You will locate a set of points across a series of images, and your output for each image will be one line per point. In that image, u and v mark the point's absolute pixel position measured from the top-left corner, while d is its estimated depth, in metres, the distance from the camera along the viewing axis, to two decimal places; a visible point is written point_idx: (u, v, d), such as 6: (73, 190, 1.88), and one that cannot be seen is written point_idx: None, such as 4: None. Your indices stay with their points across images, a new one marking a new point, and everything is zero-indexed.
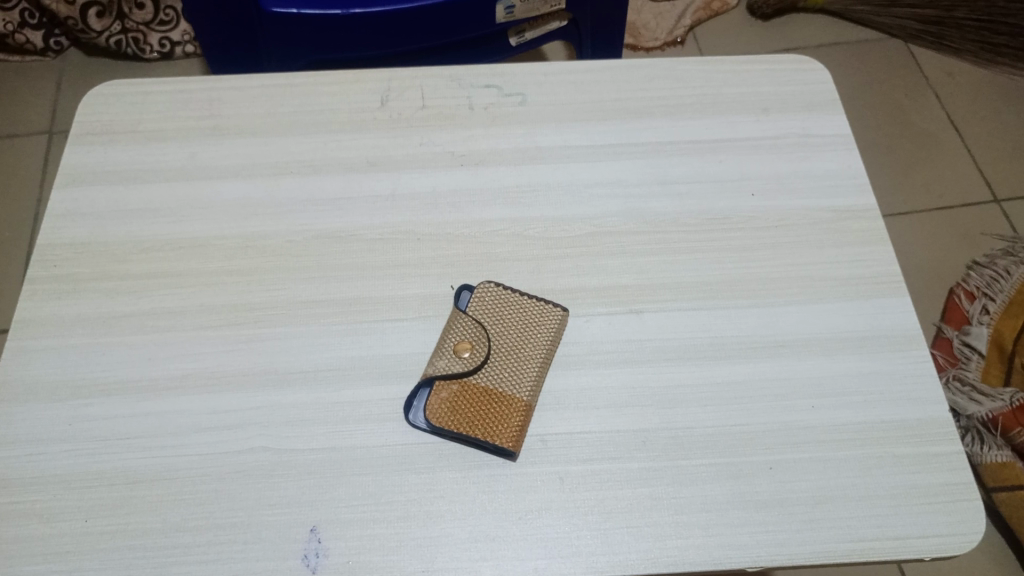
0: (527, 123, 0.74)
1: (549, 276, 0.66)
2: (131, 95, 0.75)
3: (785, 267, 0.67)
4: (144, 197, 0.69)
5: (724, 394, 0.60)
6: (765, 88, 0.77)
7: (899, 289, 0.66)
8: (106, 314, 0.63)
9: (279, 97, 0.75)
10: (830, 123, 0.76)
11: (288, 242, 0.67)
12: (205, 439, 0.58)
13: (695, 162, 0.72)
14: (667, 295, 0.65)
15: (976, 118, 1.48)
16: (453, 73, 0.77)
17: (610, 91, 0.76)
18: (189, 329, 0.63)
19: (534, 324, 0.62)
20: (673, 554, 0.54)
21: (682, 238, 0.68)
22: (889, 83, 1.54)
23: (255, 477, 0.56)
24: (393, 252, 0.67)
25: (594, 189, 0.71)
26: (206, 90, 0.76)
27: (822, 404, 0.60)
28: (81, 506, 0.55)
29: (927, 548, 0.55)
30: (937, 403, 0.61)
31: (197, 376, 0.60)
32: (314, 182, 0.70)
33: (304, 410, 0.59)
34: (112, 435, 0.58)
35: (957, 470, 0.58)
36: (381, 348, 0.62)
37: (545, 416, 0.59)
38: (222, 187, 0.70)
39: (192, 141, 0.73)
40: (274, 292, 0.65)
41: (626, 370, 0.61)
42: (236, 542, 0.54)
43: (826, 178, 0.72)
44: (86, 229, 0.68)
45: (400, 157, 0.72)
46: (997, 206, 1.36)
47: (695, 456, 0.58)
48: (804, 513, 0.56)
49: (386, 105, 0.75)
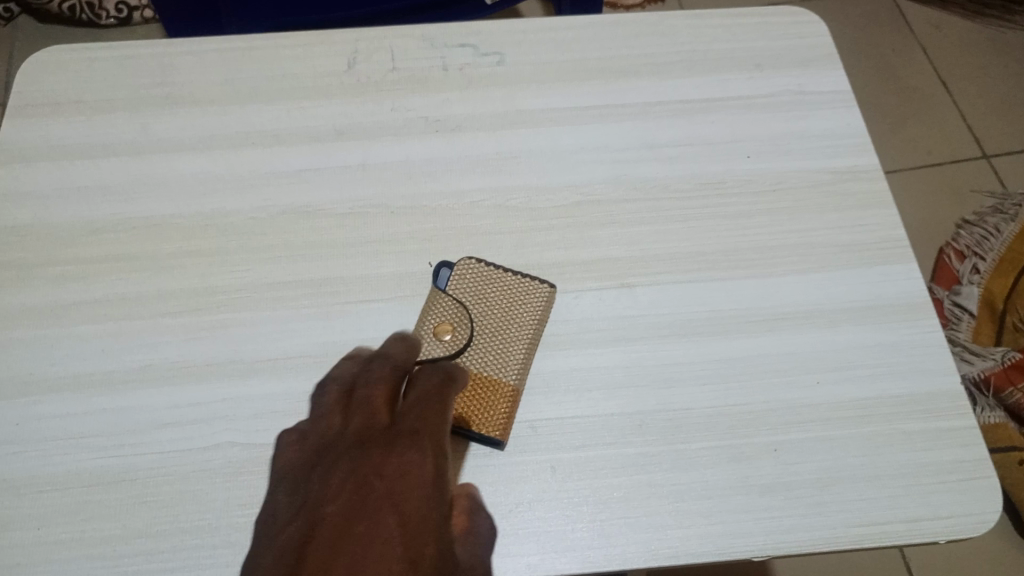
0: (505, 84, 0.69)
1: (533, 250, 0.61)
2: (76, 63, 0.70)
3: (784, 233, 0.63)
4: (93, 174, 0.64)
5: (724, 372, 0.57)
6: (758, 42, 0.73)
7: (905, 255, 0.62)
8: (54, 304, 0.58)
9: (237, 62, 0.70)
10: (826, 78, 0.71)
11: (251, 219, 0.62)
12: (166, 436, 0.53)
13: (685, 123, 0.68)
14: (660, 267, 0.61)
15: (965, 69, 1.44)
16: (425, 33, 0.72)
17: (593, 49, 0.72)
18: (146, 317, 0.58)
19: (520, 303, 0.57)
20: (674, 546, 0.51)
21: (674, 205, 0.64)
22: (876, 38, 1.49)
23: (222, 475, 0.52)
24: (365, 228, 0.62)
25: (580, 155, 0.66)
26: (158, 57, 0.70)
27: (827, 380, 0.56)
28: (33, 514, 0.51)
29: (941, 530, 0.52)
30: (947, 375, 0.57)
31: (156, 368, 0.56)
32: (278, 153, 0.65)
33: (274, 402, 0.55)
34: (65, 435, 0.53)
35: (970, 445, 0.54)
36: (356, 332, 0.57)
37: (533, 399, 0.55)
38: (179, 162, 0.65)
39: (145, 113, 0.67)
40: (237, 275, 0.60)
41: (618, 349, 0.57)
42: (204, 547, 0.50)
43: (825, 138, 0.68)
44: (30, 211, 0.62)
45: (371, 125, 0.67)
46: (985, 160, 1.33)
47: (696, 440, 0.54)
48: (811, 496, 0.52)
49: (353, 69, 0.70)
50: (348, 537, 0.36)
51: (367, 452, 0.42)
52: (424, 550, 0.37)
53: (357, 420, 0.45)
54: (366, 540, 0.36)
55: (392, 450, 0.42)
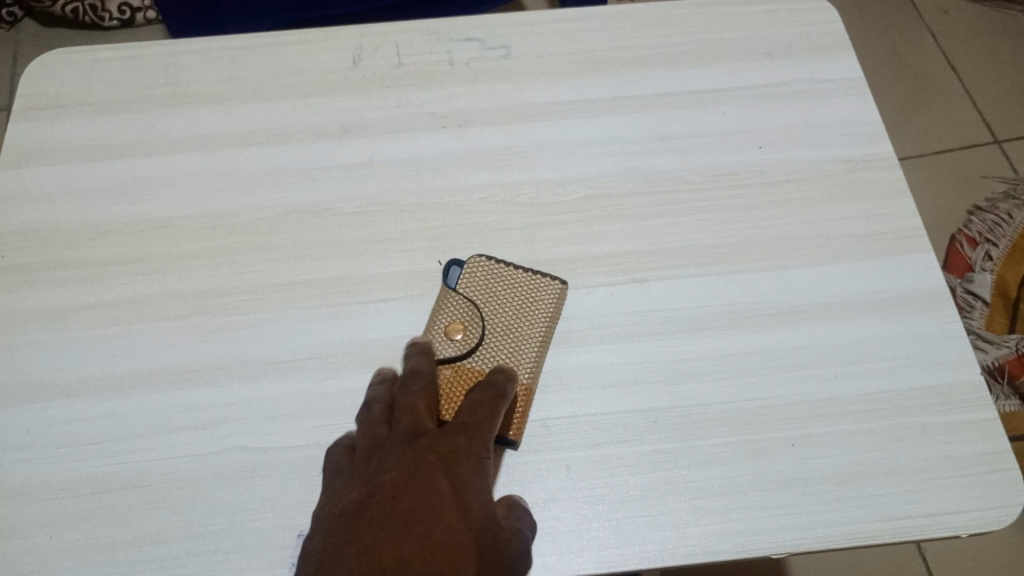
0: (512, 78, 0.69)
1: (543, 246, 0.61)
2: (79, 64, 0.69)
3: (797, 225, 0.62)
4: (98, 176, 0.63)
5: (740, 367, 0.56)
6: (769, 30, 0.72)
7: (922, 244, 0.61)
8: (60, 307, 0.58)
9: (241, 60, 0.69)
10: (838, 65, 0.70)
11: (258, 219, 0.62)
12: (177, 440, 0.53)
13: (695, 114, 0.67)
14: (672, 261, 0.60)
15: (974, 53, 1.42)
16: (430, 28, 0.71)
17: (601, 40, 0.71)
18: (154, 320, 0.57)
19: (531, 300, 0.57)
20: (692, 544, 0.50)
21: (685, 198, 0.63)
22: (884, 24, 1.48)
23: (233, 479, 0.51)
24: (373, 227, 0.61)
25: (589, 148, 0.65)
26: (161, 56, 0.69)
27: (844, 372, 0.56)
28: (44, 521, 0.50)
29: (964, 524, 0.51)
30: (967, 366, 0.56)
31: (165, 371, 0.55)
32: (284, 152, 0.65)
33: (285, 404, 0.54)
34: (75, 440, 0.53)
35: (992, 438, 0.53)
36: (366, 331, 0.57)
37: (547, 398, 0.54)
38: (184, 162, 0.64)
39: (149, 113, 0.66)
40: (246, 276, 0.59)
41: (632, 345, 0.57)
42: (217, 552, 0.49)
43: (838, 127, 0.67)
44: (35, 214, 0.62)
45: (377, 121, 0.66)
46: (996, 146, 1.31)
47: (713, 437, 0.53)
48: (831, 492, 0.52)
49: (359, 64, 0.69)
50: (412, 484, 0.43)
51: (417, 443, 0.46)
52: (470, 504, 0.44)
53: (406, 420, 0.49)
54: (427, 492, 0.43)
55: (442, 436, 0.47)
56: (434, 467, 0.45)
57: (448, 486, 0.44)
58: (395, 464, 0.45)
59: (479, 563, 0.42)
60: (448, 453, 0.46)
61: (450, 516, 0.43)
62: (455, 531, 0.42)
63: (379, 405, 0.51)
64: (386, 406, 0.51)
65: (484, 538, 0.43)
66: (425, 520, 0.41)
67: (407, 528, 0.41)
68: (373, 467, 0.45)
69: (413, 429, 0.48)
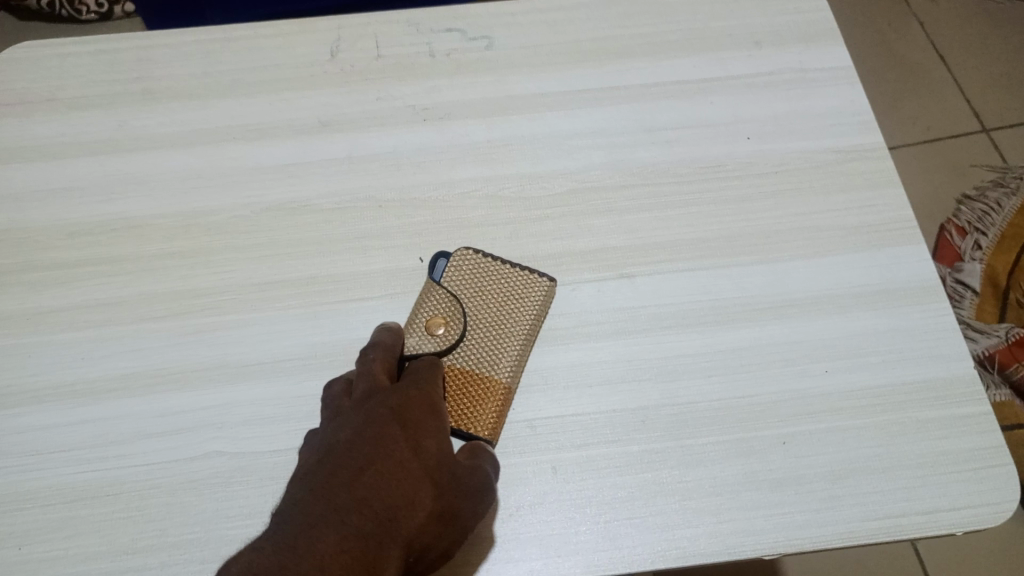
0: (496, 69, 0.67)
1: (528, 241, 0.59)
2: (50, 60, 0.67)
3: (787, 217, 0.61)
4: (69, 174, 0.61)
5: (730, 363, 0.54)
6: (757, 19, 0.70)
7: (915, 236, 0.60)
8: (29, 311, 0.56)
9: (217, 54, 0.67)
10: (827, 54, 0.69)
11: (234, 217, 0.60)
12: (153, 447, 0.51)
13: (683, 105, 0.66)
14: (660, 255, 0.59)
15: (962, 41, 1.41)
16: (411, 19, 0.70)
17: (586, 30, 0.69)
18: (128, 323, 0.56)
19: (517, 298, 0.55)
20: (683, 546, 0.49)
21: (673, 191, 0.62)
22: (872, 13, 1.46)
23: (211, 486, 0.50)
24: (352, 224, 0.60)
25: (574, 141, 0.64)
26: (133, 50, 0.67)
27: (837, 367, 0.54)
28: (14, 532, 0.48)
29: (960, 521, 0.50)
30: (962, 359, 0.55)
31: (139, 375, 0.54)
32: (261, 147, 0.63)
33: (263, 407, 0.52)
34: (47, 448, 0.51)
35: (987, 433, 0.52)
36: (347, 331, 0.55)
37: (532, 398, 0.53)
38: (158, 159, 0.62)
39: (121, 109, 0.65)
40: (222, 276, 0.58)
41: (620, 342, 0.55)
42: (194, 562, 0.48)
43: (827, 116, 0.66)
44: (4, 215, 0.60)
45: (356, 115, 0.64)
46: (985, 135, 1.30)
47: (703, 435, 0.52)
48: (824, 490, 0.50)
49: (338, 57, 0.67)
50: (366, 437, 0.44)
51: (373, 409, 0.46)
52: (428, 454, 0.45)
53: (364, 387, 0.48)
54: (388, 461, 0.43)
55: (395, 395, 0.47)
56: (387, 417, 0.45)
57: (401, 431, 0.45)
58: (350, 420, 0.46)
59: (436, 497, 0.44)
60: (401, 402, 0.46)
61: (404, 456, 0.44)
62: (409, 469, 0.44)
63: (339, 381, 0.50)
64: (346, 380, 0.50)
65: (441, 473, 0.45)
66: (378, 464, 0.43)
67: (363, 474, 0.42)
68: (330, 428, 0.46)
69: (369, 390, 0.48)
